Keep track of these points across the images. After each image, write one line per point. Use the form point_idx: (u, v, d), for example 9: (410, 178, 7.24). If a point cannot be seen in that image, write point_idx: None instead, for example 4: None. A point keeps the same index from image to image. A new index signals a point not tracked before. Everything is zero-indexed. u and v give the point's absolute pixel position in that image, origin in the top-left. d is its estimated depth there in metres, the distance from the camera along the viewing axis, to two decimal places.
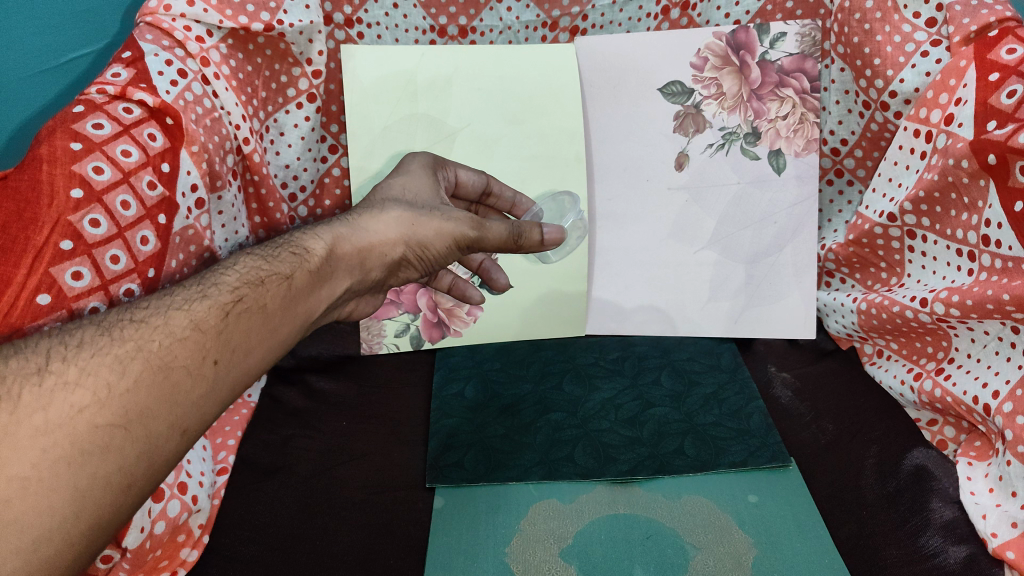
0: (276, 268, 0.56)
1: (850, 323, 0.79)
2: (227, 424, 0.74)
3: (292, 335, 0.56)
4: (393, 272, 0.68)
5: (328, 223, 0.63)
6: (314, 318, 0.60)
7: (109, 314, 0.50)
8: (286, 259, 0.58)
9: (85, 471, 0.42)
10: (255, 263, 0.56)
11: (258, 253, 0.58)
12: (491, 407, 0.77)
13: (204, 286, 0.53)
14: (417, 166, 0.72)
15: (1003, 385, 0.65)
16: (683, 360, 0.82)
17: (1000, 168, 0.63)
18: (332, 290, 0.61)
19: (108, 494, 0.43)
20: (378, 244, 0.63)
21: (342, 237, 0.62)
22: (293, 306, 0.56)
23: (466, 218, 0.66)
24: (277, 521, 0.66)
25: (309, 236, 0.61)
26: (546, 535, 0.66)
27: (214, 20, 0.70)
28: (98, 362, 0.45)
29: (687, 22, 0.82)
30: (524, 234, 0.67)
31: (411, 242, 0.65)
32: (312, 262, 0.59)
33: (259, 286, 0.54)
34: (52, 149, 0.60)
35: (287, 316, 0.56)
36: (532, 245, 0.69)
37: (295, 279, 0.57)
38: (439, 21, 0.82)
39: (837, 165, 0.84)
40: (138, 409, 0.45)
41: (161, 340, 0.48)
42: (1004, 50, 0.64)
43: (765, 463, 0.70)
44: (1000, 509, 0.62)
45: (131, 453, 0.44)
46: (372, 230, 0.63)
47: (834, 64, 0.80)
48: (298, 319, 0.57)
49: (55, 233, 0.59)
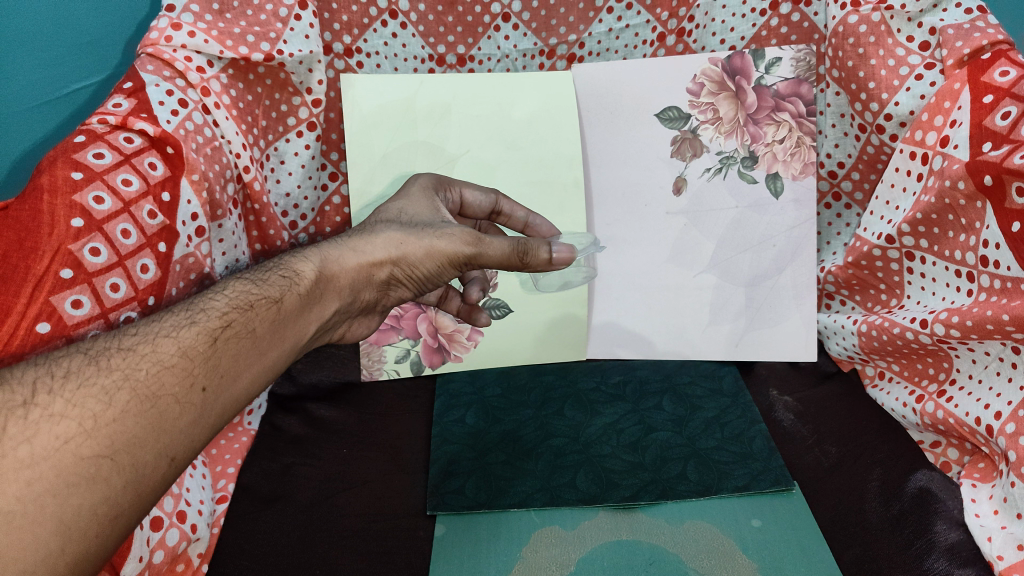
0: (265, 292, 0.56)
1: (851, 346, 0.79)
2: (227, 453, 0.73)
3: (280, 360, 0.56)
4: (386, 292, 0.68)
5: (318, 247, 0.63)
6: (303, 342, 0.60)
7: (97, 342, 0.49)
8: (276, 283, 0.58)
9: (69, 502, 0.41)
10: (244, 287, 0.56)
11: (247, 277, 0.58)
12: (491, 433, 0.77)
13: (192, 312, 0.53)
14: (417, 188, 0.71)
15: (1005, 406, 0.64)
16: (684, 385, 0.81)
17: (996, 189, 0.63)
18: (321, 313, 0.61)
19: (95, 525, 0.42)
20: (368, 263, 0.63)
21: (331, 260, 0.62)
22: (283, 329, 0.56)
23: (461, 236, 0.65)
24: (277, 550, 0.66)
25: (299, 258, 0.61)
26: (549, 562, 0.65)
27: (214, 51, 0.71)
28: (84, 393, 0.45)
29: (682, 48, 0.84)
30: (529, 250, 0.65)
31: (401, 260, 0.64)
32: (302, 285, 0.59)
33: (248, 311, 0.54)
34: (53, 179, 0.60)
35: (275, 340, 0.55)
36: (540, 265, 0.67)
37: (285, 302, 0.57)
38: (437, 50, 0.83)
39: (835, 188, 0.85)
40: (126, 439, 0.44)
41: (148, 368, 0.47)
42: (997, 73, 0.65)
43: (767, 487, 0.70)
44: (1005, 531, 0.61)
45: (118, 482, 0.43)
46: (361, 250, 0.63)
47: (829, 89, 0.81)
48: (286, 343, 0.57)
49: (56, 261, 0.58)
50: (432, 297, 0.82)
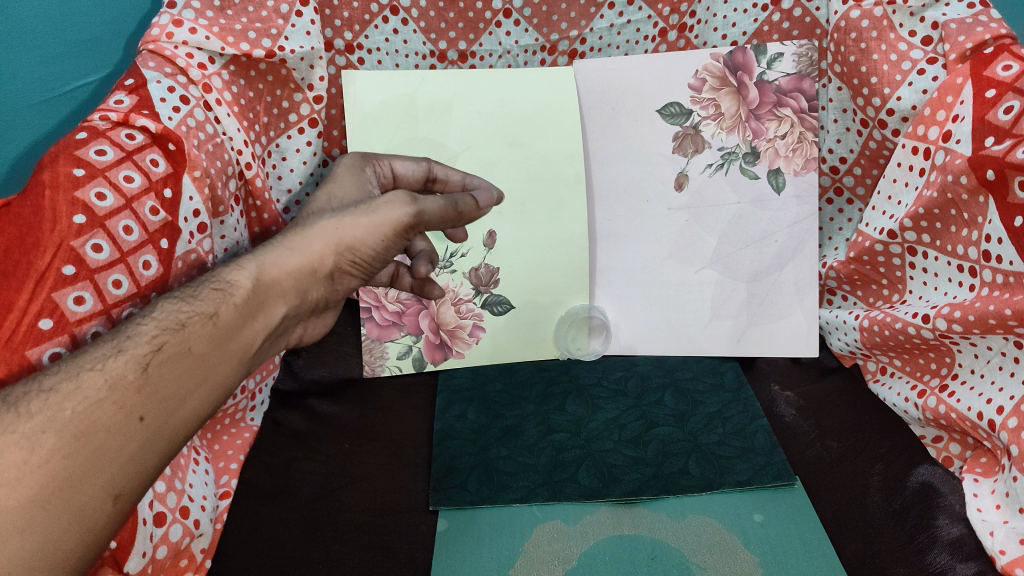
0: (198, 310, 0.53)
1: (852, 341, 0.79)
2: (229, 448, 0.73)
3: (228, 375, 0.54)
4: (336, 287, 0.64)
5: (253, 252, 0.60)
6: (252, 353, 0.57)
7: (22, 383, 0.48)
8: (210, 297, 0.55)
9: (10, 551, 0.42)
10: (176, 307, 0.53)
11: (179, 295, 0.55)
12: (493, 428, 0.77)
13: (121, 340, 0.50)
14: (344, 168, 0.70)
15: (1007, 400, 0.64)
16: (685, 380, 0.82)
17: (999, 184, 0.63)
18: (269, 320, 0.58)
19: (41, 568, 0.43)
20: (310, 259, 0.60)
21: (268, 264, 0.58)
22: (224, 345, 0.54)
23: (397, 201, 0.63)
24: (280, 545, 0.66)
25: (233, 268, 0.57)
26: (551, 557, 0.65)
27: (215, 48, 0.71)
28: (7, 442, 0.43)
29: (684, 43, 0.83)
30: (458, 202, 0.66)
31: (345, 248, 0.61)
32: (238, 295, 0.55)
33: (179, 332, 0.51)
34: (55, 175, 0.60)
35: (217, 358, 0.53)
36: (470, 212, 0.68)
37: (221, 316, 0.54)
38: (438, 46, 0.83)
39: (837, 183, 0.85)
40: (58, 485, 0.44)
41: (74, 407, 0.46)
42: (1000, 67, 0.65)
43: (770, 481, 0.71)
44: (1007, 526, 0.61)
45: (58, 526, 0.44)
46: (298, 248, 0.59)
47: (831, 83, 0.81)
48: (232, 357, 0.55)
49: (58, 257, 0.58)
50: (384, 276, 0.77)
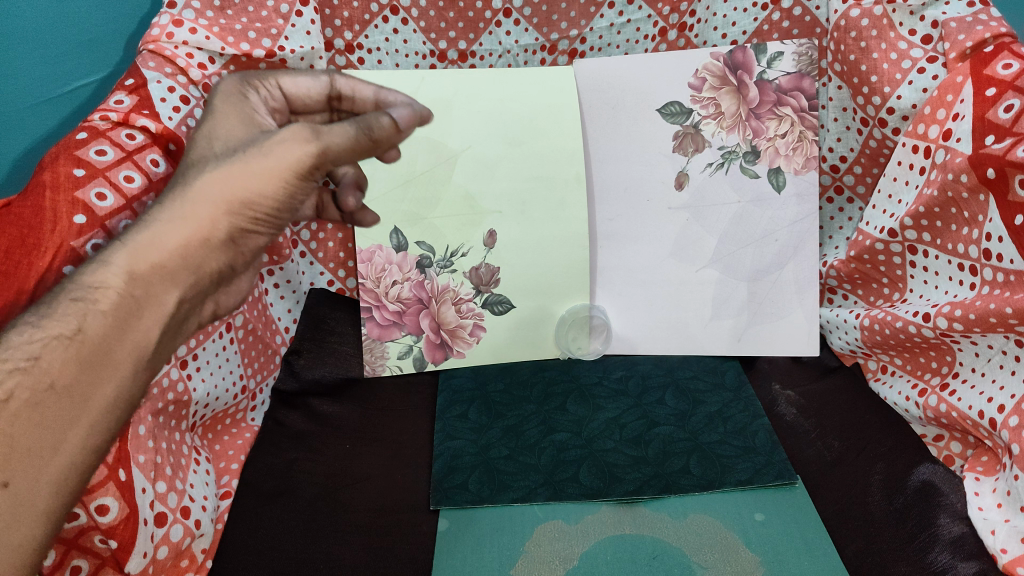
0: (55, 331, 0.44)
1: (853, 340, 0.80)
2: (230, 449, 0.73)
3: (112, 400, 0.46)
4: (243, 252, 0.53)
5: (119, 241, 0.48)
6: (141, 364, 0.48)
7: None
8: (68, 312, 0.45)
9: None
10: (25, 333, 0.43)
11: (29, 315, 0.45)
12: (494, 428, 0.77)
13: None
14: (221, 100, 0.58)
15: (1008, 399, 0.64)
16: (686, 379, 0.82)
17: (999, 182, 0.62)
18: (156, 319, 0.48)
19: None
20: (197, 228, 0.48)
21: (138, 252, 0.47)
22: (95, 369, 0.45)
23: (292, 138, 0.50)
24: (281, 545, 0.66)
25: (96, 267, 0.47)
26: (552, 556, 0.65)
27: (216, 47, 0.71)
28: None
29: (684, 42, 0.84)
30: (372, 126, 0.53)
31: (238, 205, 0.49)
32: (104, 302, 0.45)
33: (31, 368, 0.42)
34: (55, 175, 0.59)
35: (91, 386, 0.44)
36: (388, 137, 0.55)
37: (86, 333, 0.44)
38: (439, 46, 0.83)
39: (837, 182, 0.85)
40: None
41: None
42: (1000, 66, 0.65)
43: (771, 480, 0.70)
44: (1009, 524, 0.61)
45: None
46: (178, 220, 0.48)
47: (831, 82, 0.81)
48: (111, 380, 0.46)
49: (58, 257, 0.57)
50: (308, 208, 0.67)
